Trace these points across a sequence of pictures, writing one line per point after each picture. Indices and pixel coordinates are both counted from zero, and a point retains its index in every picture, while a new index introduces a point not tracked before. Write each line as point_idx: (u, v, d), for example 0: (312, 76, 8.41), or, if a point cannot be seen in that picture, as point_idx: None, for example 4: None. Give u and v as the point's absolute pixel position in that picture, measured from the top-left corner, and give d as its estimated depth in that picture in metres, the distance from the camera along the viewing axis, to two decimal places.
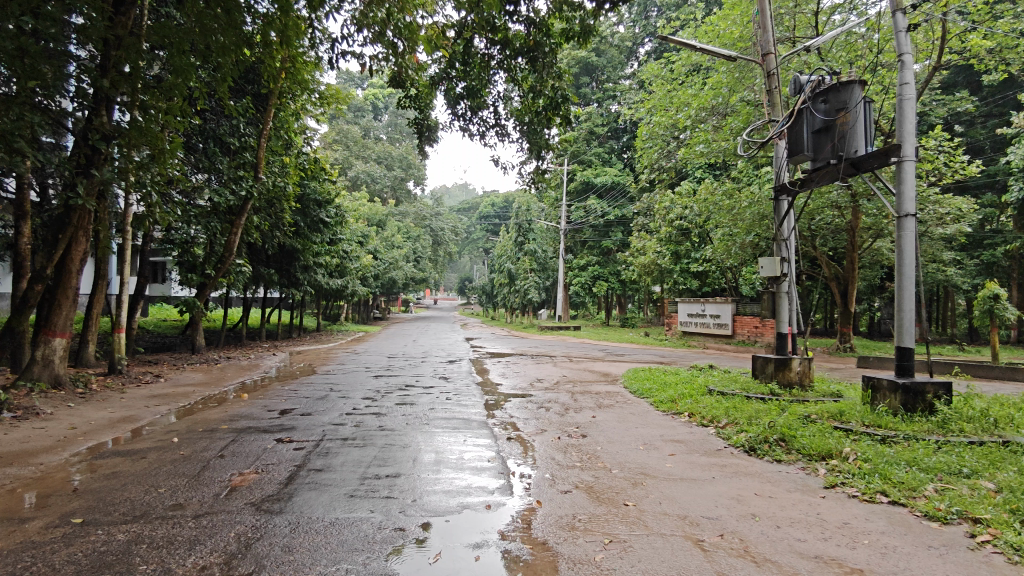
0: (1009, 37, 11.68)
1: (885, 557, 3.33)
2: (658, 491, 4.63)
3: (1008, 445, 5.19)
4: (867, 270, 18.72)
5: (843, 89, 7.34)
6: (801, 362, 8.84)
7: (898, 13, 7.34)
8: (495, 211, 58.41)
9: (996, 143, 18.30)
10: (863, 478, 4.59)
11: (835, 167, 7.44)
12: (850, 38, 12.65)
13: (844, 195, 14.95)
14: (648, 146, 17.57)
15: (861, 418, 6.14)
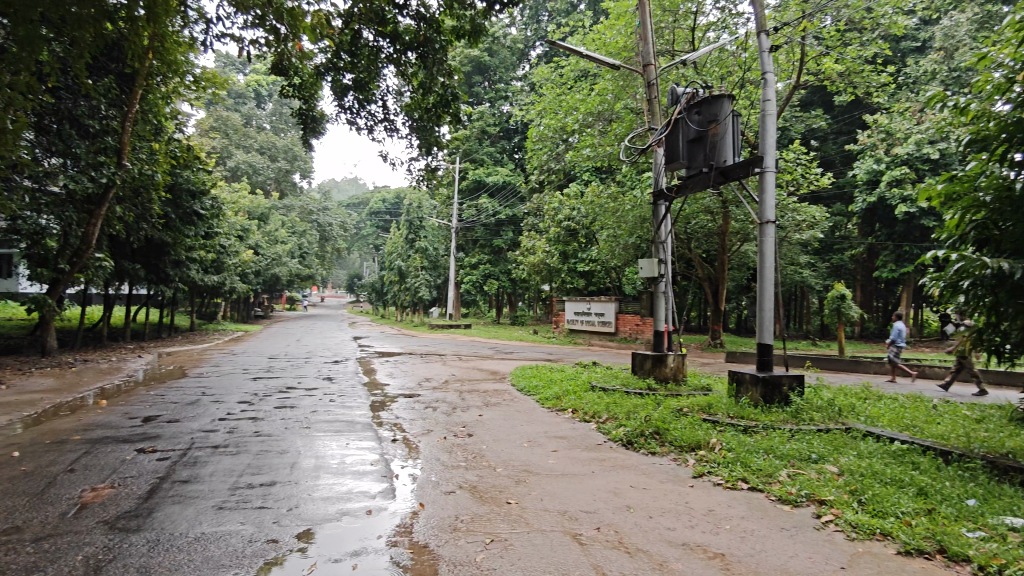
0: (856, 63, 12.92)
1: (744, 541, 3.58)
2: (540, 488, 4.71)
3: (850, 432, 5.75)
4: (735, 272, 20.12)
5: (714, 102, 7.81)
6: (675, 358, 9.33)
7: (762, 35, 7.91)
8: (386, 208, 57.21)
9: (844, 157, 20.23)
10: (727, 466, 4.92)
11: (706, 175, 7.94)
12: (722, 54, 13.50)
13: (716, 201, 16.11)
14: (538, 148, 17.97)
15: (727, 410, 6.58)
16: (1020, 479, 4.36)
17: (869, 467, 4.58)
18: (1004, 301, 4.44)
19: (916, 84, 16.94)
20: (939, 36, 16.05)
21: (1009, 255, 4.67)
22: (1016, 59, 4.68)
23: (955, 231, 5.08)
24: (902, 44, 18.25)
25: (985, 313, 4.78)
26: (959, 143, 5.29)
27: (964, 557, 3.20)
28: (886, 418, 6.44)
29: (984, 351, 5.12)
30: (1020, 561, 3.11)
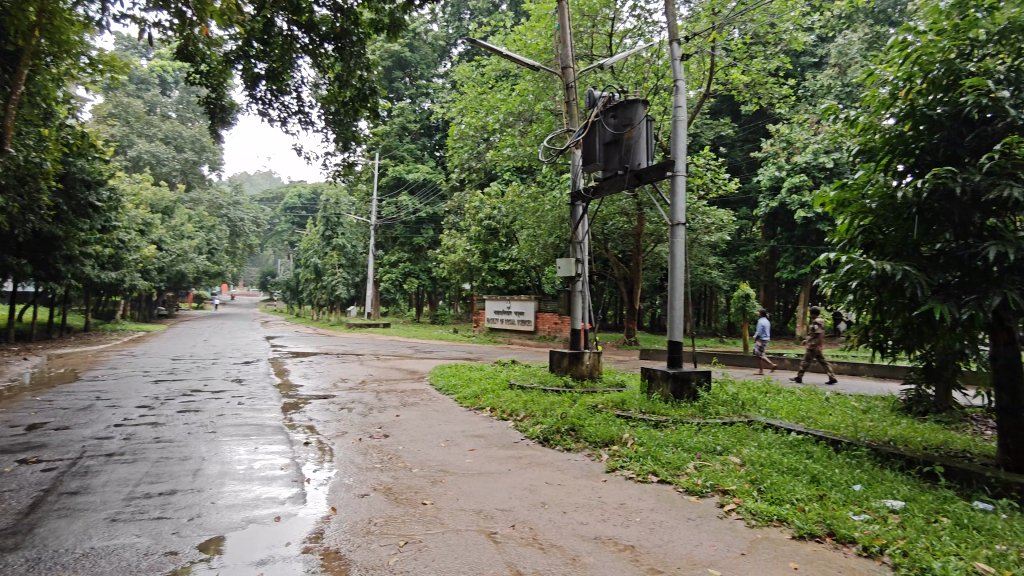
0: (761, 75, 13.61)
1: (652, 532, 3.70)
2: (456, 487, 4.69)
3: (751, 424, 6.06)
4: (649, 272, 20.79)
5: (629, 107, 8.02)
6: (591, 356, 9.51)
7: (674, 43, 8.19)
8: (301, 203, 55.32)
9: (750, 164, 21.31)
10: (638, 460, 5.07)
11: (621, 177, 8.14)
12: (638, 60, 13.88)
13: (632, 203, 16.57)
14: (458, 146, 17.90)
15: (639, 406, 6.78)
16: (899, 464, 4.73)
17: (769, 458, 4.84)
18: (887, 300, 4.80)
19: (814, 97, 18.05)
20: (834, 52, 17.19)
21: (892, 258, 5.05)
22: (899, 77, 5.05)
23: (845, 235, 5.46)
24: (802, 59, 19.39)
25: (871, 312, 5.15)
26: (850, 153, 5.66)
27: (850, 539, 3.44)
28: (784, 410, 6.83)
29: (870, 346, 5.52)
30: (898, 540, 3.37)
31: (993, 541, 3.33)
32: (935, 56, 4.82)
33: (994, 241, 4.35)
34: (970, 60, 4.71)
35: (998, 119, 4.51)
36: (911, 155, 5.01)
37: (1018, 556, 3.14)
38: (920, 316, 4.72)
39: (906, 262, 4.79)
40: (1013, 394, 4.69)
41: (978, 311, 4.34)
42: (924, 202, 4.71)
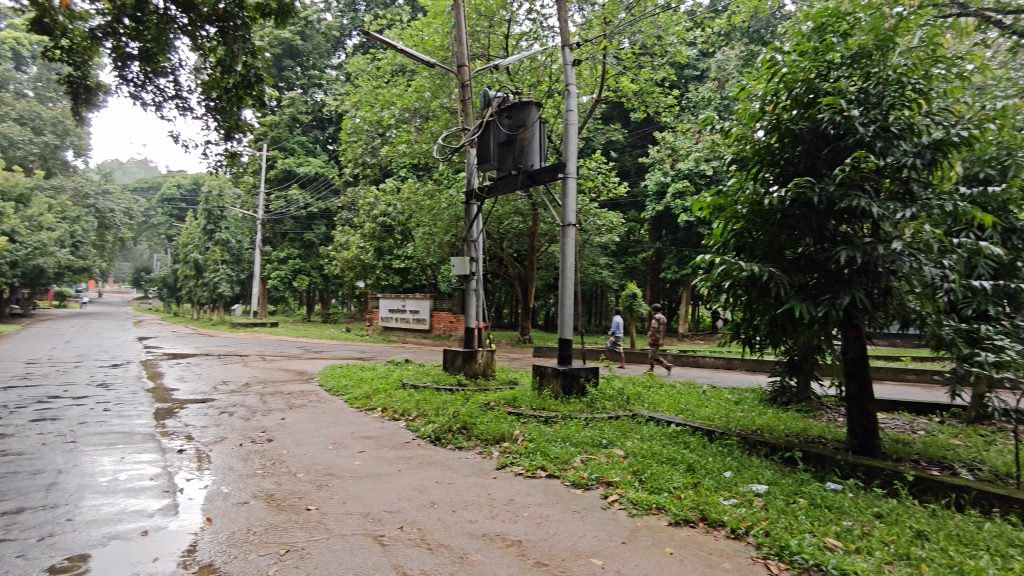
0: (648, 84, 14.21)
1: (539, 526, 3.77)
2: (343, 491, 4.56)
3: (635, 417, 6.35)
4: (543, 272, 21.19)
5: (522, 108, 8.13)
6: (484, 354, 9.57)
7: (567, 48, 8.37)
8: (180, 195, 51.67)
9: (638, 168, 22.26)
10: (527, 456, 5.16)
11: (515, 178, 8.25)
12: (532, 62, 14.05)
13: (526, 204, 16.82)
14: (352, 140, 17.43)
15: (530, 402, 6.90)
16: (764, 451, 5.11)
17: (650, 449, 5.08)
18: (755, 299, 5.17)
19: (696, 108, 19.12)
20: (714, 67, 18.31)
21: (760, 260, 5.45)
22: (768, 92, 5.42)
23: (720, 239, 5.83)
24: (686, 71, 20.48)
25: (742, 310, 5.53)
26: (724, 161, 6.03)
27: (720, 523, 3.67)
28: (665, 403, 7.20)
29: (741, 342, 5.92)
30: (761, 522, 3.63)
31: (841, 518, 3.68)
32: (798, 75, 5.23)
33: (845, 246, 4.80)
34: (827, 80, 5.14)
35: (850, 135, 4.99)
36: (777, 165, 5.48)
37: (862, 531, 3.48)
38: (783, 314, 5.12)
39: (772, 264, 5.18)
40: (860, 384, 5.20)
41: (831, 309, 4.78)
42: (787, 209, 5.12)
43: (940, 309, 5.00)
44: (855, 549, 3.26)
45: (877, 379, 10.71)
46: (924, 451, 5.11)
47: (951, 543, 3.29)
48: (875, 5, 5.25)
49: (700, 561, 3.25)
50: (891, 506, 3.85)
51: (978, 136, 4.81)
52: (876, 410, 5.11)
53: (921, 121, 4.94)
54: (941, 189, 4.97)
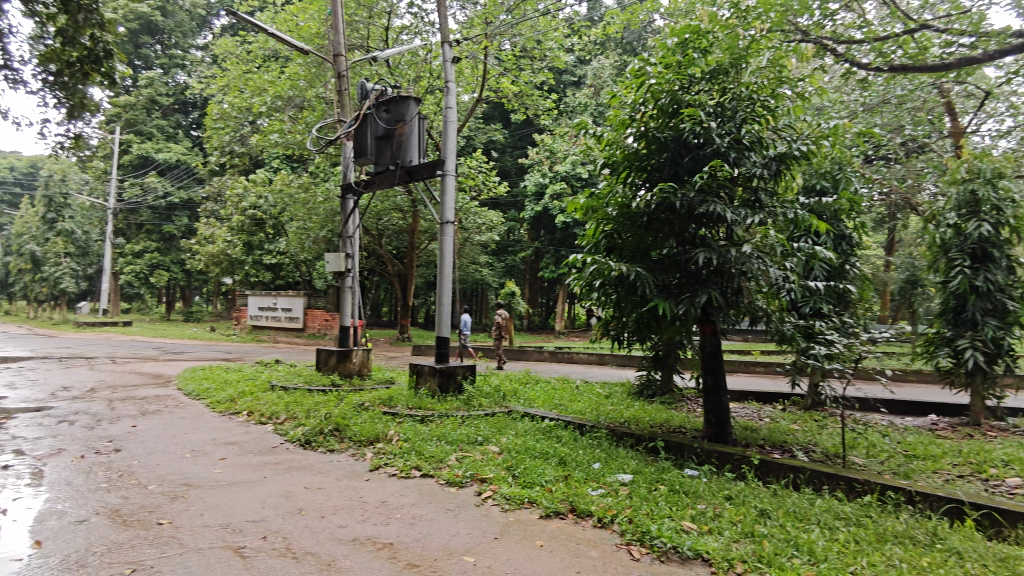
0: (527, 87, 14.41)
1: (412, 527, 3.72)
2: (201, 502, 4.25)
3: (510, 413, 6.45)
4: (422, 269, 20.99)
5: (400, 102, 7.97)
6: (360, 354, 9.31)
7: (446, 44, 8.31)
8: (13, 178, 45.86)
9: (518, 168, 22.65)
10: (402, 456, 5.07)
11: (392, 173, 8.08)
12: (413, 57, 13.83)
13: (406, 200, 16.54)
14: (218, 127, 16.35)
15: (406, 402, 6.81)
16: (630, 442, 5.37)
17: (524, 444, 5.18)
18: (624, 297, 5.43)
19: (573, 113, 19.72)
20: (591, 74, 18.99)
21: (628, 260, 5.72)
22: (637, 102, 5.69)
23: (592, 239, 6.05)
24: (564, 77, 21.09)
25: (612, 308, 5.77)
26: (597, 164, 6.25)
27: (587, 513, 3.81)
28: (540, 399, 7.38)
29: (610, 339, 6.18)
30: (625, 509, 3.81)
31: (696, 502, 3.95)
32: (663, 86, 5.52)
33: (703, 248, 5.16)
34: (689, 93, 5.47)
35: (707, 145, 5.36)
36: (644, 170, 5.77)
37: (714, 513, 3.75)
38: (649, 312, 5.41)
39: (639, 265, 5.46)
40: (716, 377, 5.61)
41: (691, 307, 5.12)
42: (653, 212, 5.42)
43: (782, 307, 5.51)
44: (708, 530, 3.51)
45: (731, 372, 11.61)
46: (769, 436, 5.60)
47: (788, 519, 3.63)
48: (731, 26, 5.66)
49: (568, 551, 3.36)
50: (739, 488, 4.19)
51: (815, 151, 5.35)
52: (728, 400, 5.54)
53: (769, 134, 5.40)
54: (785, 198, 5.47)
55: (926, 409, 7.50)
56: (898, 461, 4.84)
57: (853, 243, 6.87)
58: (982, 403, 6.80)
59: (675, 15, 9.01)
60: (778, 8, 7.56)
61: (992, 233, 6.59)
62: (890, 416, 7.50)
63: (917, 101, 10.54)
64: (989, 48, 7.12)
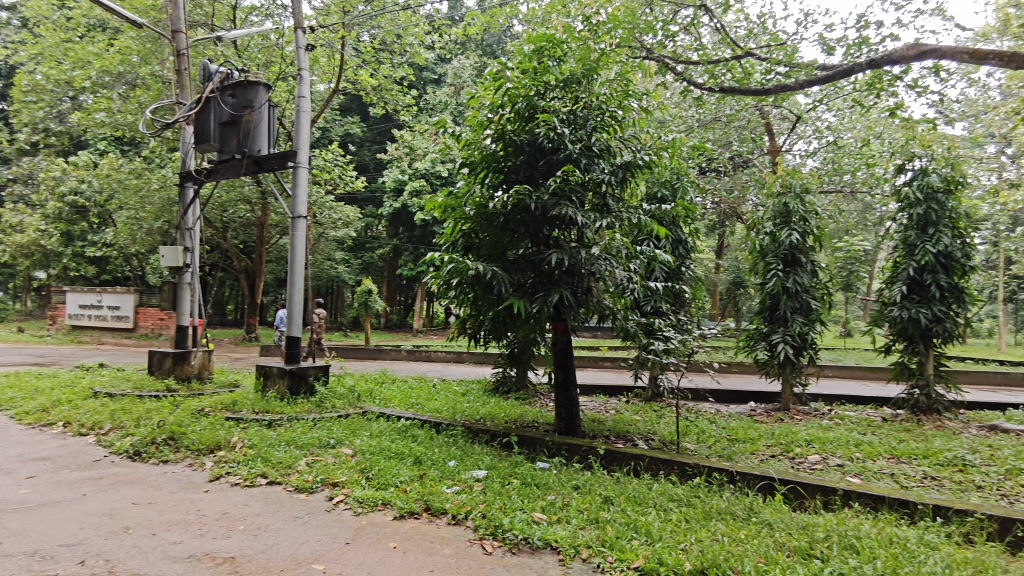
0: (387, 81, 14.08)
1: (256, 538, 3.52)
2: (2, 528, 3.71)
3: (365, 414, 6.30)
4: (272, 265, 19.88)
5: (248, 88, 7.49)
6: (200, 355, 8.63)
7: (300, 30, 7.92)
8: None
9: (376, 164, 22.18)
10: (246, 464, 4.78)
11: (238, 162, 7.56)
12: (263, 40, 13.02)
13: (255, 191, 15.55)
14: (28, 100, 14.37)
15: (252, 406, 6.41)
16: (485, 438, 5.48)
17: (378, 445, 5.08)
18: (480, 296, 5.50)
19: (433, 110, 19.61)
20: (451, 73, 19.04)
21: (485, 259, 5.81)
22: (494, 105, 5.79)
23: (449, 238, 6.07)
24: (424, 73, 20.91)
25: (469, 306, 5.82)
26: (455, 164, 6.27)
27: (442, 511, 3.83)
28: (396, 398, 7.29)
29: (467, 337, 6.23)
30: (478, 505, 3.87)
31: (547, 493, 4.12)
32: (520, 92, 5.66)
33: (556, 249, 5.37)
34: (543, 99, 5.65)
35: (561, 151, 5.59)
36: (501, 172, 5.87)
37: (562, 503, 3.93)
38: (505, 311, 5.54)
39: (495, 264, 5.56)
40: (566, 372, 5.88)
41: (544, 306, 5.32)
42: (509, 213, 5.54)
43: (626, 306, 5.87)
44: (557, 519, 3.67)
45: (581, 367, 12.18)
46: (614, 427, 5.96)
47: (629, 504, 3.89)
48: (583, 37, 5.93)
49: (422, 550, 3.36)
50: (586, 477, 4.43)
51: (656, 162, 5.76)
52: (578, 394, 5.83)
53: (615, 143, 5.73)
54: (629, 204, 5.84)
55: (746, 396, 8.42)
56: (723, 445, 5.36)
57: (688, 247, 7.48)
58: (790, 390, 7.65)
59: (532, 22, 9.28)
60: (625, 25, 8.05)
61: (800, 241, 7.50)
62: (717, 404, 8.28)
63: (742, 121, 11.74)
64: (799, 78, 8.07)
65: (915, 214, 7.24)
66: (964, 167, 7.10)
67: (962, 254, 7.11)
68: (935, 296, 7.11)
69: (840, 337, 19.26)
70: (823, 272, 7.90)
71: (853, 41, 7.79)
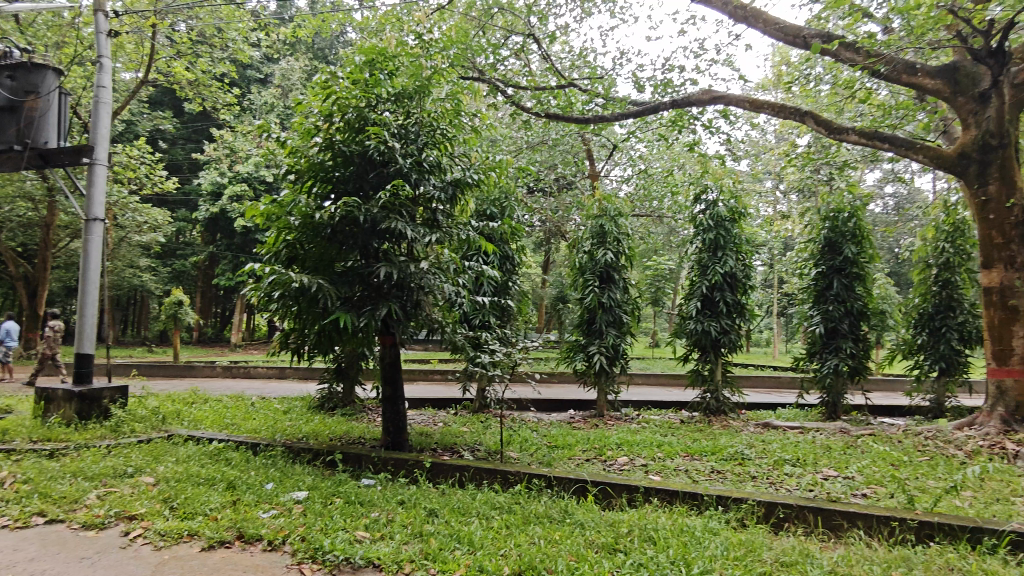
0: (206, 76, 13.06)
1: None
2: None
3: (171, 438, 5.76)
4: (59, 271, 17.42)
5: (34, 72, 6.55)
6: None
7: (100, 12, 7.09)
8: None
9: (191, 165, 20.45)
10: (18, 502, 4.13)
11: (17, 154, 6.56)
12: (54, 17, 11.47)
13: (39, 186, 13.55)
14: None
15: (28, 434, 5.57)
16: (307, 458, 5.27)
17: (185, 471, 4.68)
18: (304, 309, 5.29)
19: (258, 112, 18.54)
20: (278, 74, 18.15)
21: (310, 271, 5.59)
22: (322, 113, 5.62)
23: (272, 248, 5.76)
24: (248, 72, 19.73)
25: (292, 320, 5.55)
26: (279, 170, 5.99)
27: (257, 537, 3.62)
28: (207, 420, 6.74)
29: (289, 352, 5.94)
30: (298, 528, 3.72)
31: (370, 510, 4.06)
32: (349, 101, 5.56)
33: (385, 262, 5.34)
34: (374, 110, 5.60)
35: (391, 164, 5.56)
36: (329, 182, 5.70)
37: (386, 519, 3.91)
38: (331, 325, 5.38)
39: (321, 277, 5.39)
40: (394, 386, 5.84)
41: (372, 320, 5.26)
42: (336, 224, 5.40)
43: (454, 320, 5.98)
44: (380, 536, 3.64)
45: (411, 380, 12.14)
46: (441, 440, 6.03)
47: (452, 515, 3.96)
48: (415, 54, 6.00)
49: None
50: (411, 492, 4.42)
51: (484, 180, 5.96)
52: (405, 408, 5.82)
53: (445, 160, 5.86)
54: (459, 220, 5.98)
55: (566, 405, 8.94)
56: (543, 452, 5.65)
57: (515, 263, 7.81)
58: (604, 398, 8.26)
59: (364, 31, 9.18)
60: (458, 46, 8.25)
61: (614, 260, 8.17)
62: (539, 413, 8.70)
63: (566, 146, 12.50)
64: (615, 111, 8.81)
65: (708, 238, 8.21)
66: (745, 200, 8.21)
67: (743, 274, 8.20)
68: (723, 311, 8.09)
69: (649, 347, 21.12)
70: (634, 289, 8.65)
71: (659, 82, 8.68)
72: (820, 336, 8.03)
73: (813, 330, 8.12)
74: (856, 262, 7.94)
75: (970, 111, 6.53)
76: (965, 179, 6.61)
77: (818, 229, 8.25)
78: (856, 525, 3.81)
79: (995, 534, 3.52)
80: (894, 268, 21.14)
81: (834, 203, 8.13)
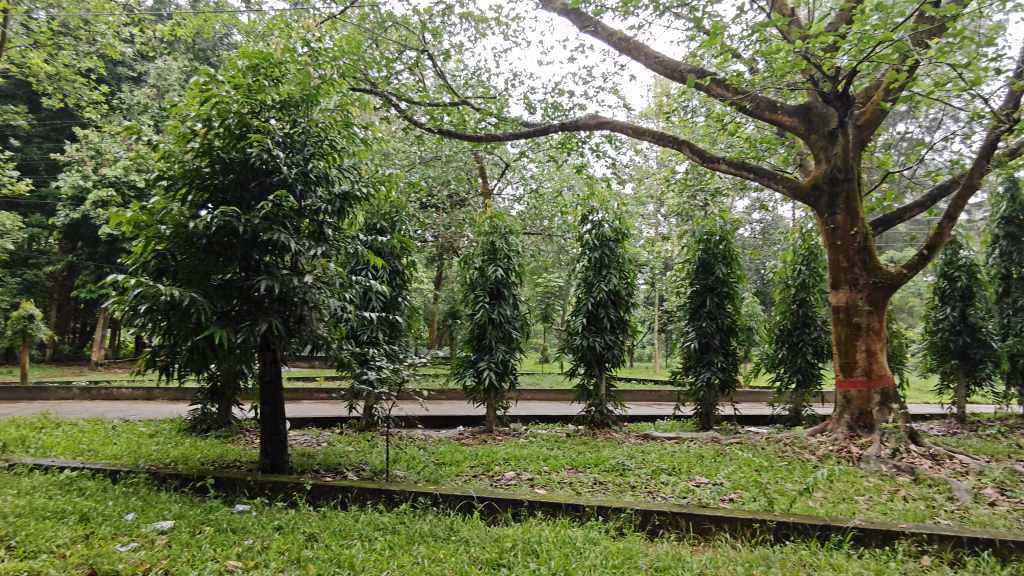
0: (69, 70, 11.97)
1: None
2: None
3: (12, 468, 5.16)
4: None
5: None
6: None
7: None
8: None
9: (48, 165, 18.63)
10: None
11: None
12: None
13: None
14: None
15: None
16: (174, 484, 4.90)
17: (28, 504, 4.20)
18: (175, 324, 4.94)
19: (128, 112, 17.24)
20: (153, 73, 17.00)
21: (182, 284, 5.24)
22: (200, 117, 5.31)
23: (139, 258, 5.34)
24: (118, 68, 18.33)
25: (161, 336, 5.17)
26: (150, 175, 5.59)
27: (111, 573, 3.30)
28: (58, 446, 6.11)
29: (157, 370, 5.51)
30: (160, 561, 3.44)
31: (243, 538, 3.84)
32: (230, 106, 5.28)
33: (266, 275, 5.11)
34: (256, 117, 5.36)
35: (274, 174, 5.36)
36: (206, 190, 5.38)
37: (260, 546, 3.70)
38: (204, 341, 5.06)
39: (194, 290, 5.06)
40: (273, 406, 5.57)
41: (250, 335, 5.00)
42: (212, 234, 5.11)
43: (341, 335, 5.82)
44: (253, 565, 3.44)
45: (294, 399, 11.62)
46: (323, 460, 5.80)
47: (332, 538, 3.82)
48: (302, 61, 5.82)
49: None
50: (289, 516, 4.22)
51: (373, 194, 5.89)
52: (285, 428, 5.57)
53: (333, 171, 5.71)
54: (346, 234, 5.84)
55: (454, 421, 8.90)
56: (429, 469, 5.59)
57: (405, 278, 7.72)
58: (493, 413, 8.31)
59: (250, 34, 8.80)
60: (349, 56, 8.10)
61: (504, 277, 8.27)
62: (427, 430, 8.61)
63: (459, 162, 12.58)
64: (507, 130, 8.99)
65: (594, 257, 8.52)
66: (628, 221, 8.61)
67: (626, 292, 8.57)
68: (607, 327, 8.41)
69: (538, 363, 21.49)
70: (523, 305, 8.80)
71: (549, 105, 8.96)
72: (695, 351, 8.53)
73: (688, 345, 8.62)
74: (726, 282, 8.53)
75: (821, 147, 7.23)
76: (817, 209, 7.31)
77: (693, 250, 8.79)
78: (723, 529, 4.05)
79: (841, 530, 3.88)
80: (760, 288, 22.89)
81: (708, 227, 8.72)
